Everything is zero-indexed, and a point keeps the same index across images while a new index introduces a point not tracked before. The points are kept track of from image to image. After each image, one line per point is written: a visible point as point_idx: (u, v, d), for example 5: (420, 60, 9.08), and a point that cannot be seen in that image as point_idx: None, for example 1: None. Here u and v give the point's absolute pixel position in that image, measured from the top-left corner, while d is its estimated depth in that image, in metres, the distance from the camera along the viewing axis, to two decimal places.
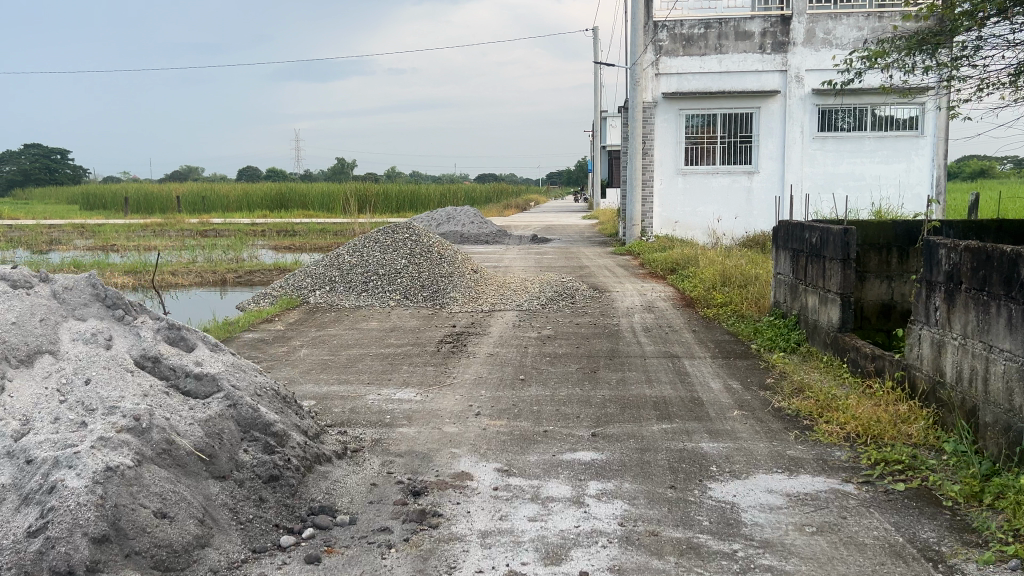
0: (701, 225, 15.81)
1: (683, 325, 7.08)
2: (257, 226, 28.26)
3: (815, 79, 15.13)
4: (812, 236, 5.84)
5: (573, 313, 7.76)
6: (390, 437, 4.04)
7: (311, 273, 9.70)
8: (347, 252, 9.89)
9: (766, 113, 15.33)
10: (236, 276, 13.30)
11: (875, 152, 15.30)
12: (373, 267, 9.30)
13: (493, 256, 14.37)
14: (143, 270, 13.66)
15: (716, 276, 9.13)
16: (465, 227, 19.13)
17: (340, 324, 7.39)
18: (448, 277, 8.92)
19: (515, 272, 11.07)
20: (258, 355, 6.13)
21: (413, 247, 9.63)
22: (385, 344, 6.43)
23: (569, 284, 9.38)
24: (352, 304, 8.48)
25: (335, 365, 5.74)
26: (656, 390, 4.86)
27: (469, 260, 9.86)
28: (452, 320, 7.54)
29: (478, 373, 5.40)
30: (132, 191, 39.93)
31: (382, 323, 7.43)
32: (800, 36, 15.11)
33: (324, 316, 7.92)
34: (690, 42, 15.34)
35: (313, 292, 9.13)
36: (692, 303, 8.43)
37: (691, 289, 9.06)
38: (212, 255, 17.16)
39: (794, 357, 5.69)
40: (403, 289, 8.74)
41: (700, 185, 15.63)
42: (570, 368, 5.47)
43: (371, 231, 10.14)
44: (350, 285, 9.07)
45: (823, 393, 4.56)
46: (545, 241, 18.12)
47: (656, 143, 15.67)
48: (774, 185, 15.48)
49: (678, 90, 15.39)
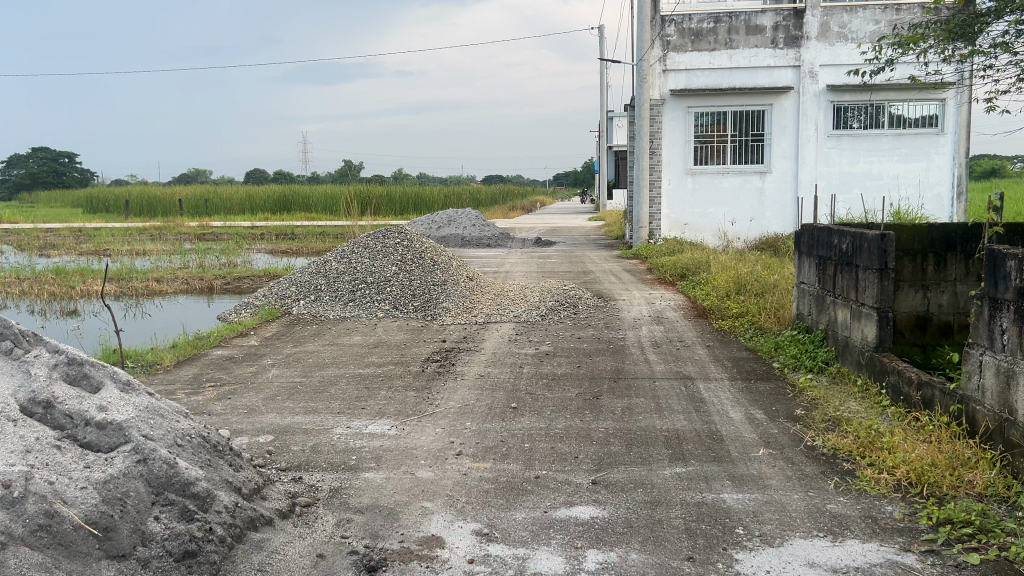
0: (711, 227, 15.14)
1: (696, 340, 6.42)
2: (257, 229, 27.65)
3: (828, 74, 14.48)
4: (842, 241, 5.21)
5: (575, 326, 7.10)
6: (351, 486, 3.40)
7: (295, 282, 9.07)
8: (334, 258, 9.26)
9: (778, 110, 14.68)
10: (223, 284, 12.66)
11: (894, 151, 14.60)
12: (361, 275, 8.66)
13: (494, 261, 13.71)
14: (126, 276, 13.04)
15: (730, 284, 8.48)
16: (467, 230, 18.47)
17: (320, 339, 6.75)
18: (441, 286, 8.28)
19: (515, 279, 10.42)
20: (222, 377, 5.50)
21: (405, 253, 8.99)
22: (365, 363, 5.79)
23: (572, 292, 8.72)
24: (336, 316, 7.85)
25: (304, 389, 5.10)
26: (668, 422, 4.20)
27: (464, 267, 9.22)
28: (442, 334, 6.90)
29: (464, 399, 4.75)
30: (132, 194, 39.43)
31: (366, 338, 6.79)
32: (814, 30, 14.46)
33: (303, 329, 7.29)
34: (699, 37, 14.67)
35: (296, 302, 8.50)
36: (705, 313, 7.76)
37: (703, 298, 8.40)
38: (203, 260, 16.54)
39: (823, 380, 5.04)
40: (392, 300, 8.10)
41: (710, 185, 14.95)
42: (568, 393, 4.81)
43: (361, 235, 9.50)
44: (335, 295, 8.43)
45: (864, 428, 3.92)
46: (549, 245, 17.47)
47: (664, 141, 15.00)
48: (788, 186, 14.81)
49: (686, 86, 14.73)
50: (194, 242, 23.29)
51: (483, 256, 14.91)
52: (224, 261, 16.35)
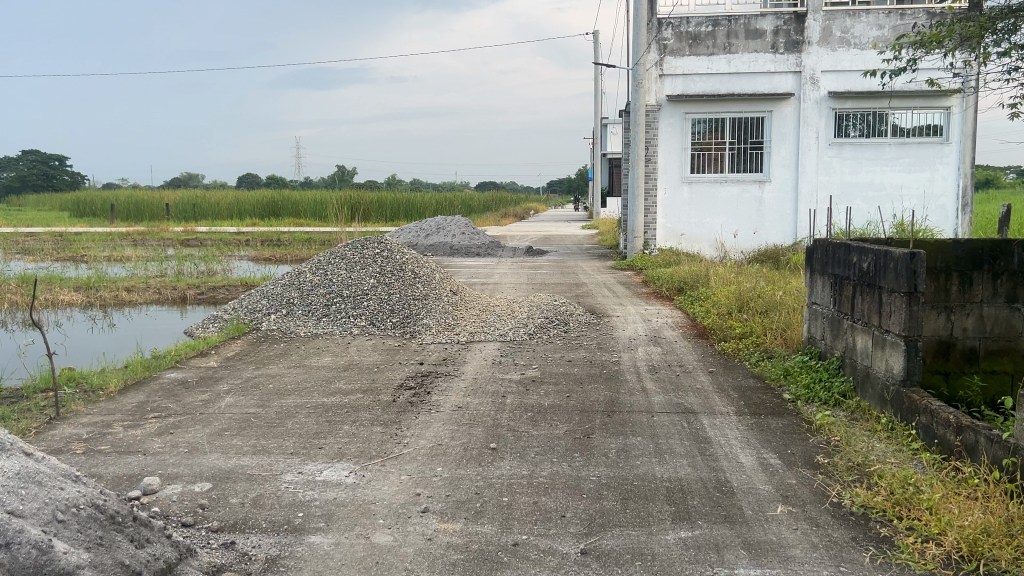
0: (708, 237, 14.61)
1: (697, 365, 5.86)
2: (243, 235, 27.04)
3: (830, 80, 13.99)
4: (863, 260, 4.66)
5: (565, 346, 6.53)
6: (292, 556, 2.83)
7: (267, 294, 8.49)
8: (310, 269, 8.67)
9: (778, 117, 14.18)
10: (198, 294, 12.08)
11: (896, 160, 14.09)
12: (337, 288, 8.08)
13: (483, 272, 13.16)
14: (96, 285, 12.45)
15: (732, 301, 7.94)
16: (456, 239, 17.91)
17: (286, 361, 6.18)
18: (423, 301, 7.70)
19: (503, 293, 9.86)
20: (171, 406, 4.92)
21: (385, 264, 8.41)
22: (331, 390, 5.21)
23: (563, 307, 8.16)
24: (308, 333, 7.28)
25: (259, 423, 4.52)
26: (668, 470, 3.64)
27: (448, 280, 8.66)
28: (421, 355, 6.33)
29: (437, 437, 4.18)
30: (120, 199, 38.82)
31: (337, 359, 6.22)
32: (816, 35, 13.94)
33: (270, 348, 6.71)
34: (696, 41, 14.16)
35: (266, 317, 7.92)
36: (705, 333, 7.19)
37: (703, 316, 7.82)
38: (181, 267, 15.94)
39: (842, 416, 4.49)
40: (370, 316, 7.54)
41: (707, 194, 14.43)
42: (555, 430, 4.24)
43: (338, 245, 8.92)
44: (309, 310, 7.86)
45: (898, 478, 3.36)
46: (541, 254, 16.93)
47: (660, 149, 14.47)
48: (788, 195, 14.30)
49: (683, 92, 14.21)
50: (178, 248, 22.70)
51: (471, 266, 14.36)
52: (205, 270, 15.77)
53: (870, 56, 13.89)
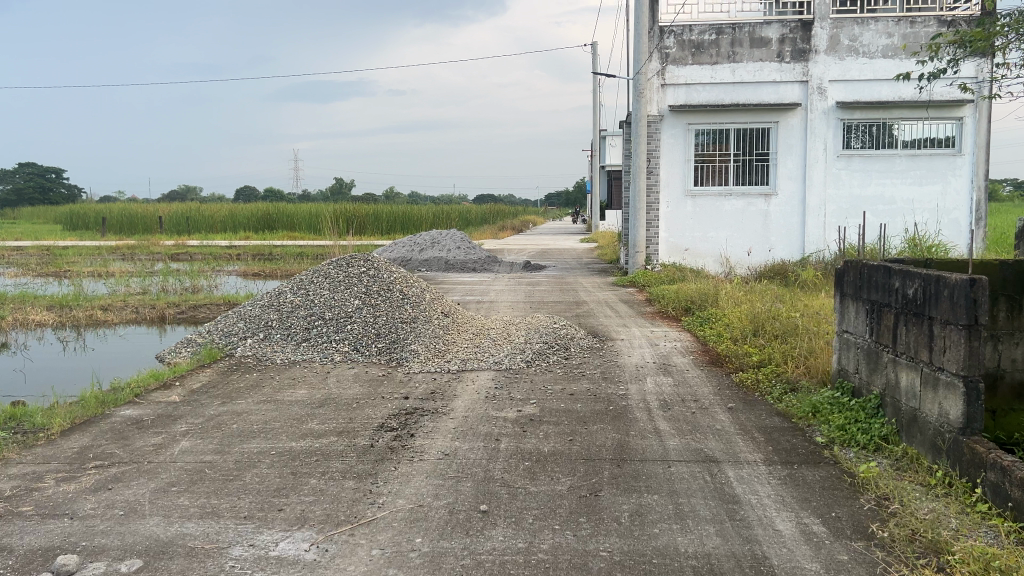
0: (713, 252, 14.02)
1: (714, 400, 5.25)
2: (235, 249, 26.44)
3: (837, 90, 13.46)
4: (908, 286, 4.07)
5: (565, 377, 5.92)
6: None
7: (245, 316, 7.87)
8: (291, 288, 8.03)
9: (784, 128, 13.62)
10: (179, 313, 11.47)
11: (907, 173, 13.52)
12: (318, 310, 7.46)
13: (478, 289, 12.55)
14: (72, 303, 11.84)
15: (744, 324, 7.35)
16: (450, 254, 17.31)
17: (257, 394, 5.56)
18: (411, 324, 7.08)
19: (499, 313, 9.26)
20: (117, 452, 4.30)
21: (370, 284, 7.78)
22: (302, 432, 4.59)
23: (563, 330, 7.55)
24: (286, 360, 6.67)
25: (214, 475, 3.90)
26: (694, 543, 3.03)
27: (439, 300, 8.04)
28: (407, 387, 5.71)
29: (418, 495, 3.55)
30: (113, 212, 38.24)
31: (313, 392, 5.61)
32: (823, 43, 13.41)
33: (241, 378, 6.10)
34: (699, 49, 13.61)
35: (242, 342, 7.31)
36: (720, 360, 6.56)
37: (715, 341, 7.17)
38: (165, 284, 15.32)
39: (886, 467, 3.88)
40: (353, 341, 6.92)
41: (711, 208, 13.85)
42: (556, 486, 3.63)
43: (321, 263, 8.28)
44: (288, 334, 7.24)
45: (977, 557, 2.74)
46: (539, 269, 16.33)
47: (662, 161, 13.90)
48: (795, 209, 13.72)
49: (686, 102, 13.66)
50: (167, 263, 22.11)
51: (467, 283, 13.77)
52: (190, 286, 15.16)
53: (879, 66, 13.36)
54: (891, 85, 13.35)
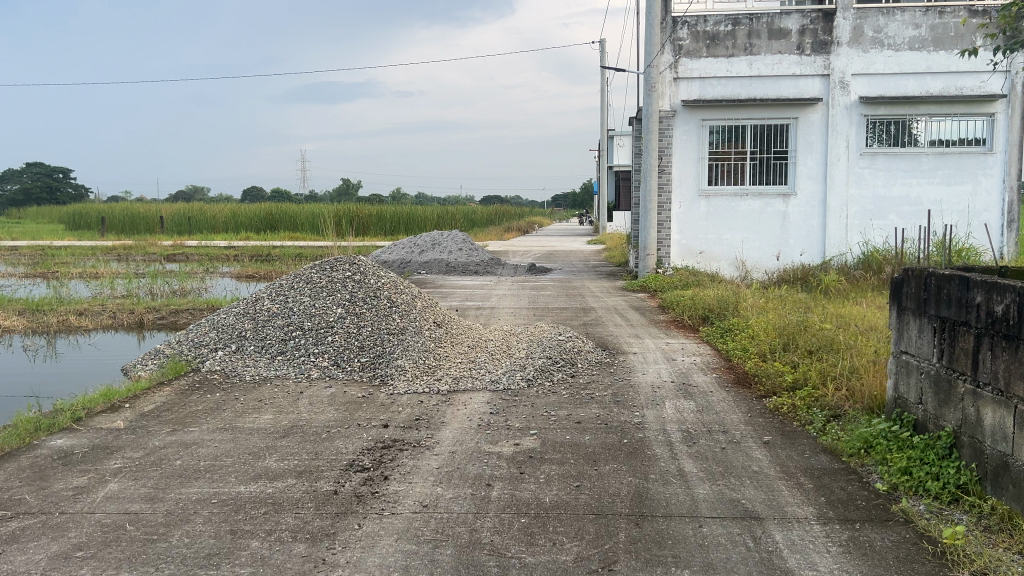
0: (728, 255, 13.22)
1: (746, 432, 4.47)
2: (233, 250, 25.78)
3: (861, 84, 12.66)
4: (996, 300, 3.30)
5: (572, 400, 5.15)
6: None
7: (217, 325, 7.11)
8: (269, 294, 7.25)
9: (804, 124, 12.82)
10: (159, 319, 10.73)
11: (935, 172, 12.69)
12: (297, 319, 6.70)
13: (479, 294, 11.80)
14: (47, 307, 11.13)
15: (772, 340, 6.54)
16: (452, 255, 16.56)
17: (213, 420, 4.81)
18: (399, 336, 6.30)
19: (500, 322, 8.48)
20: (27, 498, 3.54)
21: (356, 290, 7.00)
22: (254, 473, 3.83)
23: (570, 343, 6.77)
24: (256, 377, 5.92)
25: (134, 534, 3.14)
26: None
27: (432, 307, 7.26)
28: (388, 412, 4.93)
29: (383, 568, 2.79)
30: (115, 210, 37.69)
31: (280, 418, 4.85)
32: (846, 35, 12.61)
33: (201, 399, 5.35)
34: (715, 41, 12.84)
35: (211, 354, 6.57)
36: (747, 380, 5.77)
37: (741, 357, 6.37)
38: (153, 286, 14.62)
39: (971, 530, 3.11)
40: (333, 356, 6.17)
41: (727, 209, 13.05)
42: (559, 556, 2.86)
43: (303, 267, 7.50)
44: (263, 346, 6.50)
45: None
46: (545, 273, 15.54)
47: (675, 159, 13.11)
48: (816, 210, 12.92)
49: (700, 97, 12.87)
50: (162, 264, 21.44)
51: (468, 287, 13.01)
52: (178, 289, 14.44)
53: (905, 59, 12.55)
54: (918, 79, 12.54)
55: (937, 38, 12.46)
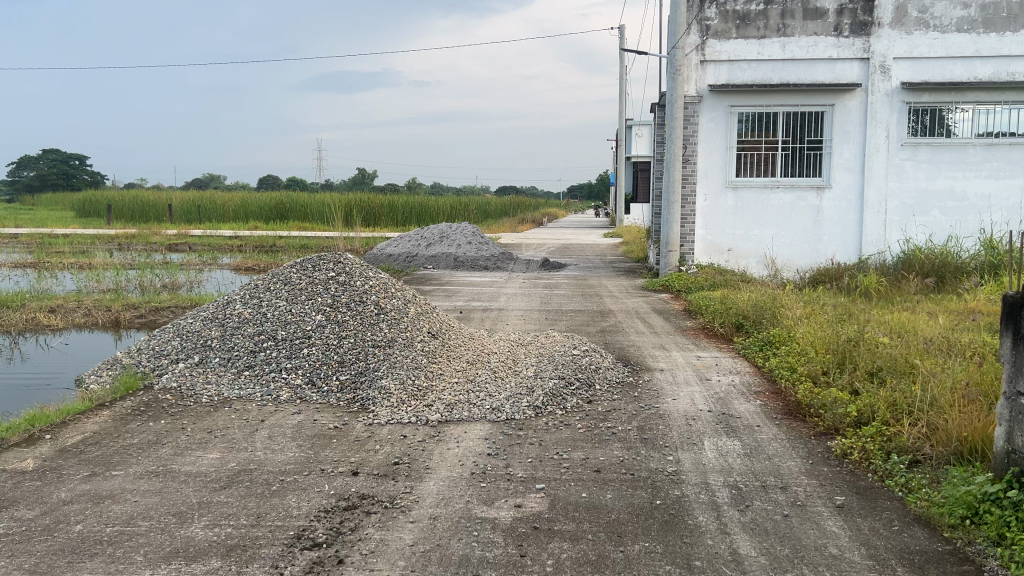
0: (756, 252, 12.18)
1: (812, 492, 3.50)
2: (238, 239, 24.92)
3: (904, 69, 11.58)
4: None
5: (587, 438, 4.20)
6: None
7: (182, 332, 6.19)
8: (242, 296, 6.33)
9: (841, 111, 11.77)
10: (137, 317, 9.84)
11: (983, 165, 11.58)
12: (270, 327, 5.77)
13: (486, 293, 10.86)
14: (18, 303, 10.25)
15: (823, 360, 5.55)
16: (460, 249, 15.61)
17: (145, 461, 3.89)
18: (385, 350, 5.36)
19: (506, 329, 7.53)
20: None
21: (339, 293, 6.05)
22: (170, 549, 2.91)
23: (585, 357, 5.80)
24: (213, 400, 5.00)
25: None
26: None
27: (427, 313, 6.31)
28: (362, 452, 3.99)
29: None
30: (124, 198, 36.93)
31: (226, 458, 3.92)
32: (888, 14, 11.52)
33: (142, 428, 4.43)
34: (745, 21, 11.78)
35: (171, 368, 5.66)
36: (798, 412, 4.80)
37: (790, 381, 5.36)
38: (142, 279, 13.72)
39: None
40: (308, 374, 5.24)
41: (756, 202, 12.02)
42: None
43: (283, 265, 6.56)
44: (229, 360, 5.59)
45: None
46: (559, 268, 14.58)
47: (700, 147, 12.07)
48: (853, 204, 11.87)
49: (729, 81, 11.83)
50: (162, 254, 20.60)
51: (476, 284, 12.08)
52: (169, 283, 13.57)
53: (953, 41, 11.46)
54: (966, 64, 11.45)
55: (988, 19, 11.36)
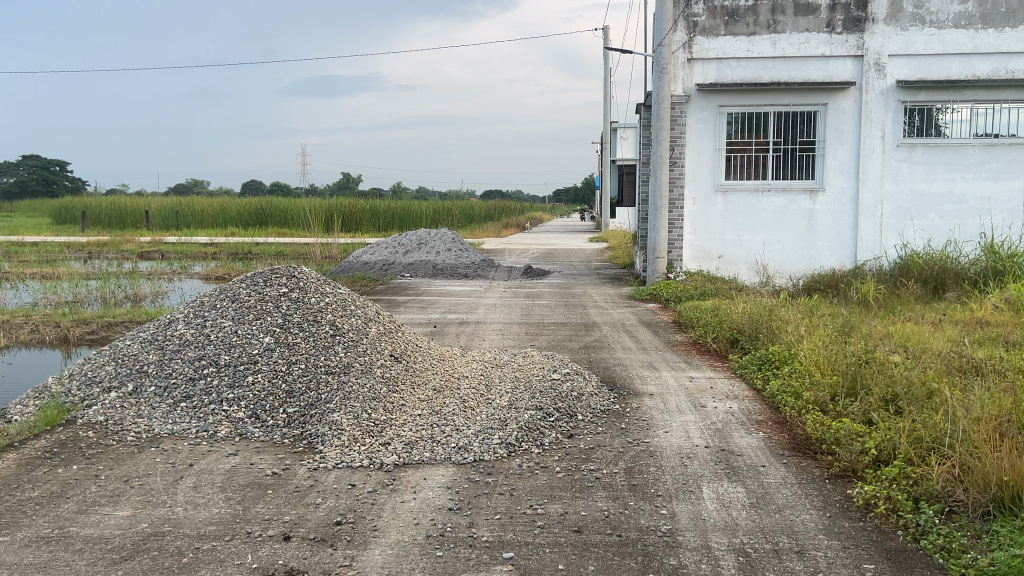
0: (747, 258, 11.62)
1: (835, 558, 2.92)
2: (213, 247, 24.16)
3: (899, 67, 11.07)
4: None
5: (566, 485, 3.60)
6: None
7: (118, 355, 5.54)
8: (186, 315, 5.71)
9: (834, 111, 11.24)
10: (89, 333, 9.16)
11: (983, 166, 11.06)
12: (213, 350, 5.15)
13: (463, 304, 10.25)
14: None
15: (834, 382, 4.96)
16: (440, 256, 15.01)
17: (39, 522, 3.25)
18: (339, 377, 4.75)
19: (482, 347, 6.92)
20: None
21: (291, 312, 5.44)
22: None
23: (565, 382, 5.20)
24: (141, 438, 4.37)
25: None
26: None
27: (391, 333, 5.69)
28: (299, 507, 3.37)
29: None
30: (100, 204, 36.07)
31: (137, 517, 3.29)
32: (882, 10, 10.99)
33: (47, 476, 3.79)
34: (733, 17, 11.23)
35: (101, 397, 5.02)
36: (807, 448, 4.22)
37: (795, 411, 4.78)
38: (103, 290, 13.01)
39: None
40: (252, 406, 4.62)
41: (746, 206, 11.47)
42: None
43: (232, 281, 5.95)
44: (165, 388, 4.96)
45: None
46: (542, 276, 13.99)
47: (687, 149, 11.51)
48: (847, 207, 11.34)
49: (717, 80, 11.28)
50: (133, 262, 19.85)
51: (454, 294, 11.46)
52: (132, 294, 12.86)
53: (949, 38, 10.94)
54: (963, 61, 10.94)
55: (985, 14, 10.85)
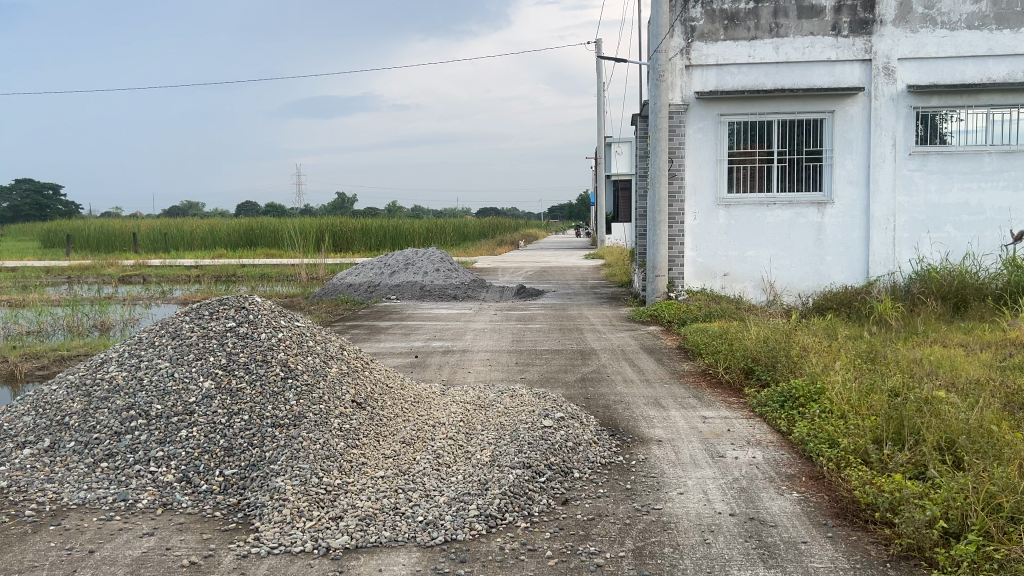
0: (753, 276, 10.86)
1: None
2: (198, 269, 23.36)
3: (910, 71, 10.39)
4: None
5: None
6: None
7: (39, 402, 4.76)
8: (120, 355, 4.94)
9: (843, 118, 10.54)
10: (38, 369, 8.37)
11: (1001, 174, 10.35)
12: (143, 397, 4.38)
13: (450, 329, 9.49)
14: None
15: (879, 426, 4.19)
16: (428, 277, 14.24)
17: None
18: (287, 431, 3.99)
19: (467, 383, 6.14)
20: None
21: (238, 351, 4.69)
22: None
23: (556, 428, 4.42)
24: (43, 512, 3.58)
25: None
26: None
27: (355, 372, 4.92)
28: None
29: None
30: (87, 226, 35.23)
31: None
32: (891, 11, 10.32)
33: None
34: (733, 21, 10.55)
35: (11, 455, 4.24)
36: (855, 515, 3.44)
37: (833, 463, 4.01)
38: (68, 318, 12.22)
39: None
40: (182, 468, 3.85)
41: (751, 220, 10.74)
42: None
43: (173, 316, 5.20)
44: (85, 444, 4.18)
45: None
46: (536, 296, 13.22)
47: (687, 161, 10.78)
48: (858, 220, 10.60)
49: (717, 88, 10.59)
50: (113, 287, 19.05)
51: (441, 318, 10.70)
52: (99, 323, 12.05)
53: (962, 39, 10.26)
54: (978, 64, 10.27)
55: (1000, 14, 10.18)
